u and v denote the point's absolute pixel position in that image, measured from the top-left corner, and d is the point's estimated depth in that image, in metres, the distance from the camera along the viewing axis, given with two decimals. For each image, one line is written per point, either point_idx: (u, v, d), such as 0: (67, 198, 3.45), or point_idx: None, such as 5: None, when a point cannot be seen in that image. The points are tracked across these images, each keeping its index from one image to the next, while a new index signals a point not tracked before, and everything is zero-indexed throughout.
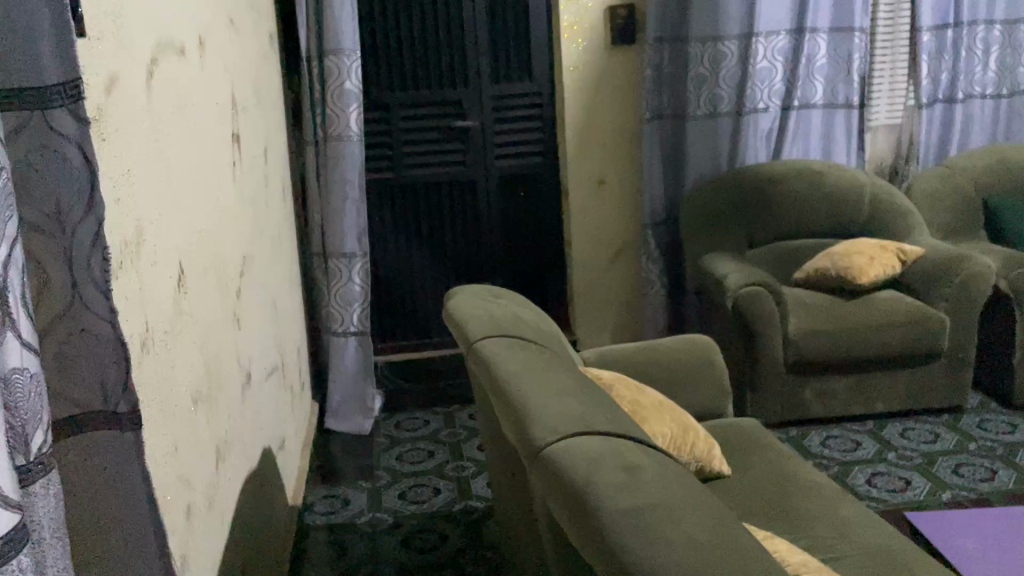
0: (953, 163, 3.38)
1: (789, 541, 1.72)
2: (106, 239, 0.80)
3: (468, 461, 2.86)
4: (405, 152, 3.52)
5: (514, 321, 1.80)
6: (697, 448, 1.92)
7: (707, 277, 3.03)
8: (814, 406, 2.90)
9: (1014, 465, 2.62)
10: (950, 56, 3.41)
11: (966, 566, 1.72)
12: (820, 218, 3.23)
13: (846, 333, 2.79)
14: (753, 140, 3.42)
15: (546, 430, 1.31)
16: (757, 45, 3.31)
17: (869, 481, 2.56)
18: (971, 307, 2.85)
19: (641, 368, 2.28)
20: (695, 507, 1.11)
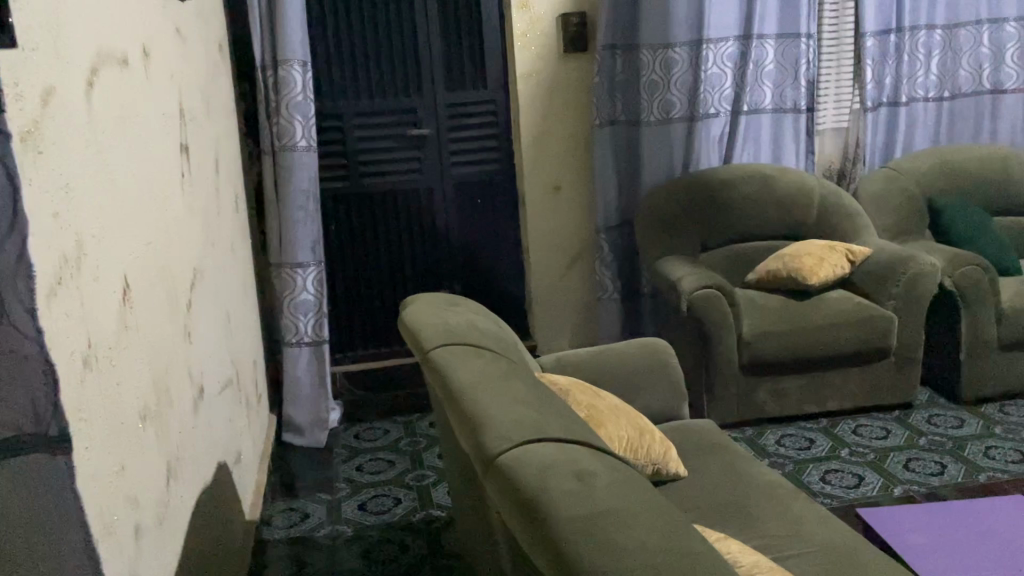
0: (898, 165, 3.47)
1: (745, 542, 1.74)
2: (31, 277, 0.94)
3: (428, 470, 2.85)
4: (360, 161, 3.50)
5: (470, 329, 1.79)
6: (654, 450, 1.94)
7: (662, 281, 3.07)
8: (769, 405, 2.94)
9: (962, 459, 2.69)
10: (893, 60, 3.50)
11: (916, 560, 1.75)
12: (772, 220, 3.29)
13: (798, 333, 2.85)
14: (705, 144, 3.47)
15: (500, 439, 1.31)
16: (707, 52, 3.36)
17: (823, 478, 2.61)
18: (918, 306, 2.92)
19: (598, 372, 2.29)
20: (647, 511, 1.12)
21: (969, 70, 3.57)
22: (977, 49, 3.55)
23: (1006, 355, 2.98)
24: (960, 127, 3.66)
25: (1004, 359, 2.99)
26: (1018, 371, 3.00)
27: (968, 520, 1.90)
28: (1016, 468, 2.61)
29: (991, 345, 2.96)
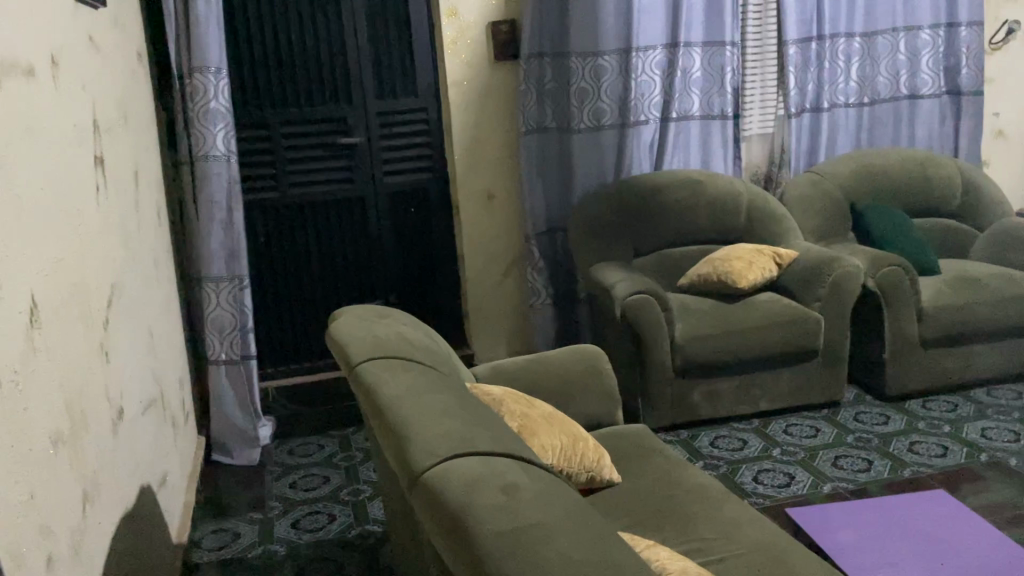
0: (821, 169, 3.56)
1: (678, 546, 1.75)
2: None
3: (364, 485, 2.81)
4: (289, 170, 3.44)
5: (399, 341, 1.77)
6: (588, 458, 1.94)
7: (597, 287, 3.08)
8: (703, 407, 2.98)
9: (888, 454, 2.77)
10: (814, 67, 3.60)
11: (843, 557, 1.79)
12: (702, 226, 3.34)
13: (729, 336, 2.89)
14: (636, 152, 3.49)
15: (424, 454, 1.28)
16: (636, 59, 3.40)
17: (756, 478, 2.65)
18: (844, 306, 2.99)
19: (532, 381, 2.29)
20: (572, 524, 1.11)
21: (887, 76, 3.69)
22: (894, 56, 3.67)
23: (927, 352, 3.09)
24: (880, 132, 3.77)
25: (925, 356, 3.09)
26: (939, 368, 3.11)
27: (891, 515, 1.94)
28: (938, 462, 2.70)
29: (913, 343, 3.05)
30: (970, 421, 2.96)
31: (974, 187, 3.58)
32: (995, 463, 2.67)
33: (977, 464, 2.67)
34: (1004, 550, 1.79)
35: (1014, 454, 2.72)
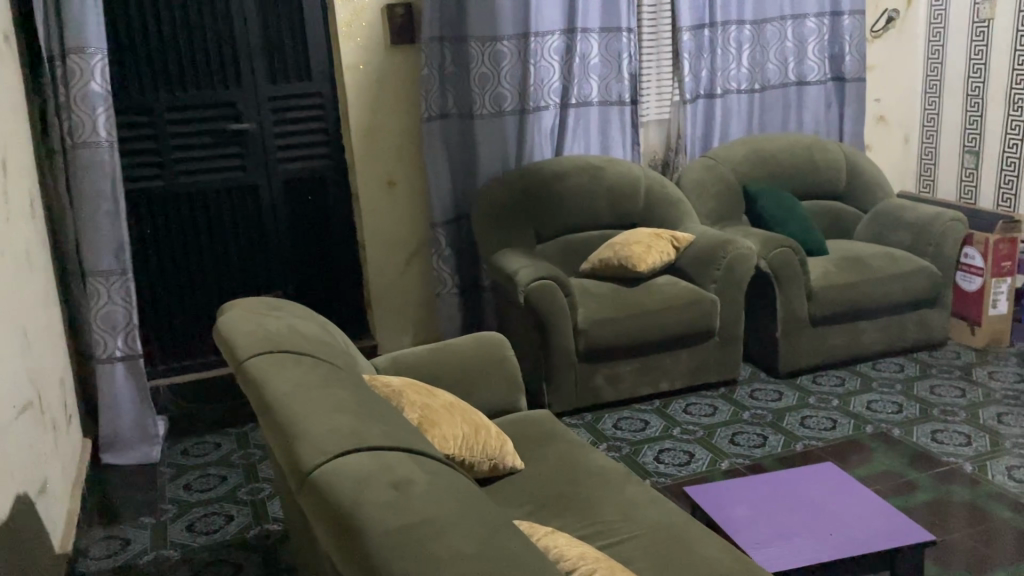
0: (716, 154, 3.64)
1: (579, 531, 1.76)
2: None
3: (263, 483, 2.72)
4: (177, 158, 3.29)
5: (290, 336, 1.70)
6: (490, 446, 1.92)
7: (499, 273, 3.08)
8: (605, 390, 3.02)
9: (781, 429, 2.87)
10: (707, 54, 3.68)
11: (738, 533, 1.82)
12: (603, 211, 3.37)
13: (629, 319, 2.93)
14: (536, 137, 3.50)
15: (314, 451, 1.24)
16: (534, 45, 3.39)
17: (657, 458, 2.71)
18: (738, 287, 3.08)
19: (433, 370, 2.26)
20: (463, 517, 1.09)
21: (776, 63, 3.81)
22: (782, 44, 3.79)
23: (817, 330, 3.21)
24: (771, 117, 3.89)
25: (815, 334, 3.21)
26: (828, 344, 3.24)
27: (784, 488, 1.99)
28: (828, 435, 2.82)
29: (803, 321, 3.18)
30: (857, 394, 3.10)
31: (858, 170, 3.75)
32: (879, 434, 2.80)
33: (863, 435, 2.80)
34: (889, 516, 1.86)
35: (897, 425, 2.86)
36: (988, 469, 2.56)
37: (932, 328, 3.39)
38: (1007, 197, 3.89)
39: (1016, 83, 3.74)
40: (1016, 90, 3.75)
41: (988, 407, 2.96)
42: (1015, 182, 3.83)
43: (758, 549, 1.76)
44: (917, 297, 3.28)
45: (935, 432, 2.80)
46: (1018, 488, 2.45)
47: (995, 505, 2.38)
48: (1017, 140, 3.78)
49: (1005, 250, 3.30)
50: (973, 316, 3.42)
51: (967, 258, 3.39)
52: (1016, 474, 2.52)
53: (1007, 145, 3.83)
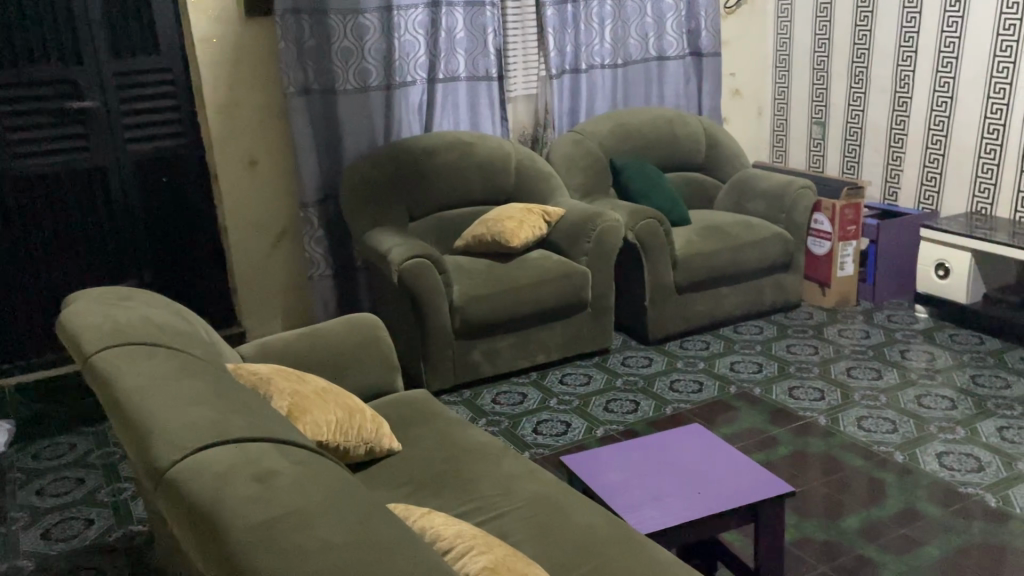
0: (582, 129, 3.70)
1: (457, 509, 1.76)
2: None
3: (126, 482, 2.57)
4: (11, 139, 3.03)
5: (142, 326, 1.60)
6: (364, 430, 1.88)
7: (371, 253, 3.01)
8: (483, 366, 3.02)
9: (653, 394, 2.97)
10: (571, 29, 3.72)
11: (612, 499, 1.87)
12: (475, 187, 3.36)
13: (504, 294, 2.94)
14: (404, 114, 3.45)
15: (171, 447, 1.17)
16: (398, 18, 3.32)
17: (535, 430, 2.75)
18: (607, 259, 3.14)
19: (302, 355, 2.19)
20: (332, 506, 1.06)
21: (637, 39, 3.90)
22: (642, 19, 3.88)
23: (682, 297, 3.34)
24: (634, 91, 3.98)
25: (680, 301, 3.34)
26: (693, 310, 3.38)
27: (655, 451, 2.06)
28: (695, 397, 2.94)
29: (669, 289, 3.29)
30: (721, 357, 3.25)
31: (716, 142, 3.89)
32: (742, 394, 2.95)
33: (728, 396, 2.95)
34: (751, 470, 1.95)
35: (757, 383, 3.03)
36: (839, 421, 2.75)
37: (787, 291, 3.59)
38: (851, 165, 4.16)
39: (857, 57, 4.00)
40: (857, 63, 4.01)
41: (838, 362, 3.17)
42: (858, 150, 4.11)
43: (630, 513, 1.81)
44: (772, 262, 3.47)
45: (792, 388, 2.98)
46: (866, 437, 2.64)
47: (847, 453, 2.56)
48: (859, 111, 4.05)
49: (850, 215, 3.52)
50: (823, 278, 3.64)
51: (817, 224, 3.60)
52: (864, 424, 2.72)
53: (850, 116, 4.10)
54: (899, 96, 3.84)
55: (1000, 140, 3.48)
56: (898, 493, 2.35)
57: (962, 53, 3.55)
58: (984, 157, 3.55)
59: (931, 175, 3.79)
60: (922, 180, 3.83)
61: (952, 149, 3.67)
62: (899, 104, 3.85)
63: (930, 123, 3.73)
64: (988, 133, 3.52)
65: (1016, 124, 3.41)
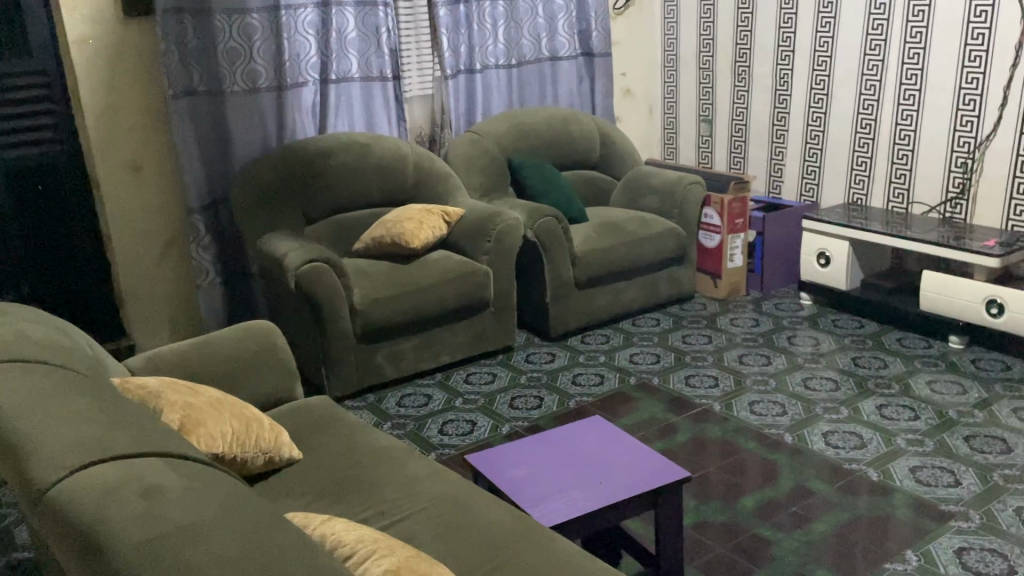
0: (479, 129, 3.71)
1: (361, 514, 1.74)
2: None
3: (8, 509, 2.42)
4: None
5: (19, 342, 1.51)
6: (263, 439, 1.84)
7: (267, 258, 2.94)
8: (386, 369, 3.00)
9: (557, 389, 3.02)
10: (464, 30, 3.72)
11: (517, 494, 1.89)
12: (372, 189, 3.32)
13: (405, 296, 2.92)
14: (296, 115, 3.38)
15: (50, 468, 1.12)
16: (286, 17, 3.25)
17: (441, 430, 2.74)
18: (508, 257, 3.17)
19: (193, 367, 2.12)
20: (226, 519, 1.04)
21: (530, 39, 3.95)
22: (534, 20, 3.94)
23: (583, 293, 3.40)
24: (528, 91, 4.03)
25: (581, 296, 3.40)
26: (593, 305, 3.44)
27: (559, 445, 2.09)
28: (597, 390, 3.00)
29: (569, 286, 3.35)
30: (621, 350, 3.33)
31: (610, 141, 3.98)
32: (642, 384, 3.04)
33: (628, 387, 3.02)
34: (651, 458, 2.01)
35: (656, 374, 3.12)
36: (733, 406, 2.86)
37: (682, 284, 3.71)
38: (738, 160, 4.34)
39: (739, 57, 4.17)
40: (739, 63, 4.18)
41: (731, 350, 3.30)
42: (743, 146, 4.28)
43: (535, 507, 1.83)
44: (667, 255, 3.58)
45: (689, 377, 3.08)
46: (758, 421, 2.76)
47: (743, 438, 2.67)
48: (743, 109, 4.23)
49: (738, 209, 3.66)
50: (715, 270, 3.78)
51: (707, 218, 3.73)
52: (756, 408, 2.84)
53: (736, 114, 4.27)
54: (780, 93, 4.03)
55: (872, 134, 3.70)
56: (790, 473, 2.47)
57: (835, 52, 3.75)
58: (858, 151, 3.77)
59: (811, 169, 3.99)
60: (803, 173, 4.03)
61: (829, 144, 3.87)
62: (780, 101, 4.04)
63: (808, 120, 3.93)
64: (861, 128, 3.73)
65: (886, 119, 3.63)
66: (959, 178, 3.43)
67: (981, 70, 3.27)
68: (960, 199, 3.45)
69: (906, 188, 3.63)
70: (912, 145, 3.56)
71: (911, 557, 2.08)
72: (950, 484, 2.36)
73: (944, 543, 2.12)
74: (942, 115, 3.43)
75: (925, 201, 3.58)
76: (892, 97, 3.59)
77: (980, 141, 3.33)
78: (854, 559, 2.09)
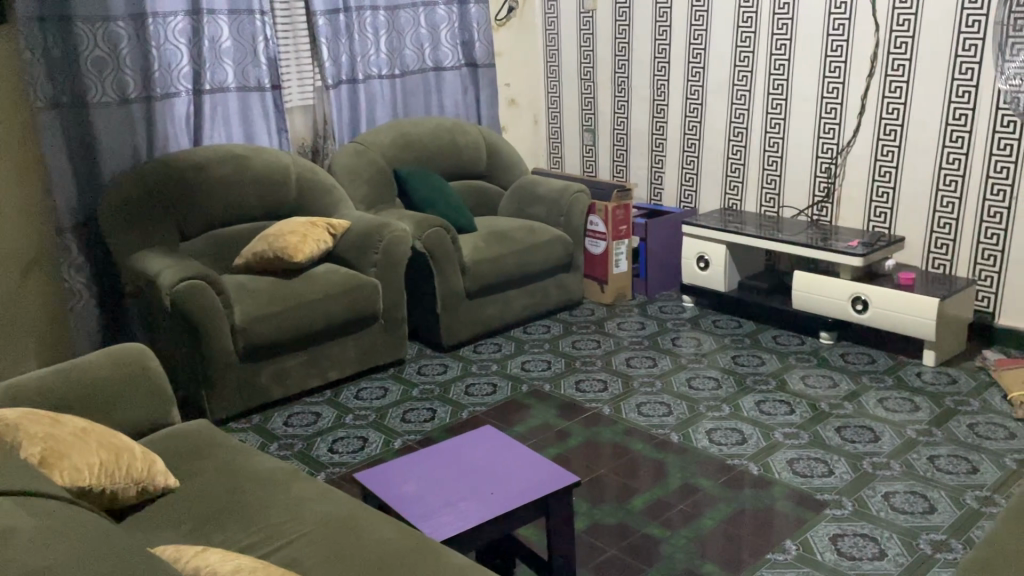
0: (363, 139, 3.66)
1: (243, 542, 1.67)
2: None
3: None
4: None
5: None
6: (134, 469, 1.75)
7: (140, 278, 2.80)
8: (272, 388, 2.91)
9: (449, 400, 3.00)
10: (345, 39, 3.67)
11: (407, 510, 1.86)
12: (253, 202, 3.22)
13: (289, 311, 2.84)
14: (168, 126, 3.25)
15: None
16: (152, 26, 3.12)
17: (331, 449, 2.68)
18: (396, 269, 3.14)
19: (58, 395, 1.99)
20: (84, 564, 0.97)
21: (412, 49, 3.94)
22: (416, 30, 3.93)
23: (473, 303, 3.40)
24: (413, 101, 4.01)
25: (471, 306, 3.40)
26: (484, 314, 3.45)
27: (449, 457, 2.07)
28: (490, 399, 3.00)
29: (460, 296, 3.34)
30: (513, 358, 3.35)
31: (496, 150, 4.01)
32: (534, 392, 3.06)
33: (521, 395, 3.04)
34: (541, 465, 2.02)
35: (547, 380, 3.15)
36: (622, 409, 2.92)
37: (570, 290, 3.77)
38: (621, 168, 4.44)
39: (618, 68, 4.28)
40: (618, 74, 4.29)
41: (619, 354, 3.37)
42: (625, 155, 4.39)
43: (425, 522, 1.81)
44: (555, 263, 3.63)
45: (580, 382, 3.12)
46: (646, 422, 2.83)
47: (632, 440, 2.72)
48: (624, 118, 4.34)
49: (621, 216, 3.75)
50: (601, 276, 3.85)
51: (592, 225, 3.80)
52: (643, 410, 2.91)
53: (617, 123, 4.38)
54: (658, 103, 4.16)
55: (744, 142, 3.87)
56: (678, 471, 2.54)
57: (708, 64, 3.90)
58: (732, 158, 3.93)
59: (689, 176, 4.13)
60: (682, 180, 4.17)
61: (705, 151, 4.03)
62: (658, 110, 4.17)
63: (685, 128, 4.07)
64: (734, 136, 3.89)
65: (756, 127, 3.80)
66: (824, 182, 3.63)
67: (841, 80, 3.47)
68: (826, 202, 3.65)
69: (777, 193, 3.82)
70: (781, 152, 3.75)
71: (790, 545, 2.17)
72: (824, 474, 2.49)
73: (820, 531, 2.22)
74: (807, 123, 3.62)
75: (795, 204, 3.77)
76: (761, 106, 3.76)
77: (842, 147, 3.54)
78: (739, 552, 2.16)
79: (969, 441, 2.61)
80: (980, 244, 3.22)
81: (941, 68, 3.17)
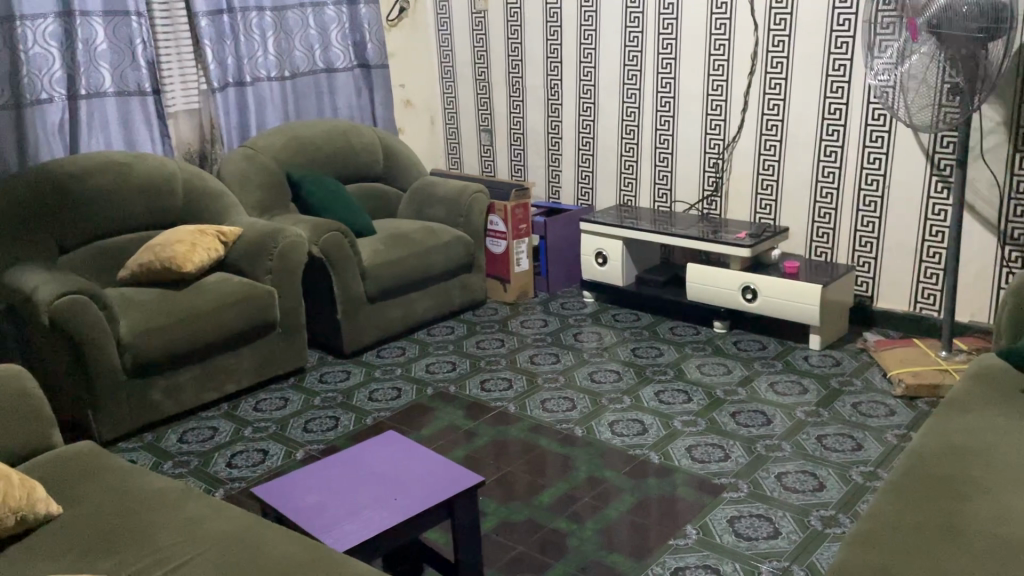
0: (254, 143, 3.57)
1: (133, 566, 1.60)
2: None
3: None
4: None
5: None
6: (9, 497, 1.66)
7: (15, 295, 2.64)
8: (165, 404, 2.79)
9: (352, 407, 2.96)
10: (230, 41, 3.57)
11: (308, 522, 1.82)
12: (136, 211, 3.08)
13: (179, 324, 2.74)
14: (41, 134, 3.07)
15: None
16: (18, 29, 2.95)
17: (230, 464, 2.60)
18: (293, 276, 3.07)
19: None
20: None
21: (302, 51, 3.86)
22: (305, 31, 3.85)
23: (374, 307, 3.36)
24: (304, 103, 3.93)
25: (372, 310, 3.36)
26: (386, 318, 3.41)
27: (351, 465, 2.04)
28: (394, 403, 2.98)
29: (360, 300, 3.29)
30: (416, 361, 3.33)
31: (392, 152, 3.97)
32: (439, 394, 3.05)
33: (426, 398, 3.02)
34: (444, 467, 2.01)
35: (452, 382, 3.14)
36: (527, 406, 2.95)
37: (473, 291, 3.78)
38: (518, 167, 4.48)
39: (512, 68, 4.31)
40: (513, 74, 4.32)
41: (523, 351, 3.40)
42: (522, 154, 4.43)
43: (327, 533, 1.77)
44: (456, 264, 3.62)
45: (485, 382, 3.13)
46: (551, 418, 2.86)
47: (538, 436, 2.75)
48: (519, 118, 4.37)
49: (520, 215, 3.78)
50: (503, 275, 3.87)
51: (492, 225, 3.82)
52: (548, 405, 2.94)
53: (513, 123, 4.41)
54: (552, 103, 4.21)
55: (636, 140, 3.96)
56: (583, 464, 2.58)
57: (598, 63, 3.98)
58: (625, 155, 4.02)
59: (585, 174, 4.20)
60: (578, 178, 4.24)
61: (599, 149, 4.10)
62: (552, 110, 4.22)
63: (579, 127, 4.14)
64: (626, 134, 3.98)
65: (647, 124, 3.89)
66: (713, 177, 3.76)
67: (724, 78, 3.60)
68: (715, 195, 3.78)
69: (669, 189, 3.92)
70: (671, 148, 3.85)
71: (691, 530, 2.24)
72: (721, 459, 2.57)
73: (719, 515, 2.30)
74: (694, 119, 3.74)
75: (686, 199, 3.88)
76: (651, 104, 3.85)
77: (728, 142, 3.66)
78: (644, 539, 2.21)
79: (854, 420, 2.76)
80: (857, 232, 3.40)
81: (816, 66, 3.33)
